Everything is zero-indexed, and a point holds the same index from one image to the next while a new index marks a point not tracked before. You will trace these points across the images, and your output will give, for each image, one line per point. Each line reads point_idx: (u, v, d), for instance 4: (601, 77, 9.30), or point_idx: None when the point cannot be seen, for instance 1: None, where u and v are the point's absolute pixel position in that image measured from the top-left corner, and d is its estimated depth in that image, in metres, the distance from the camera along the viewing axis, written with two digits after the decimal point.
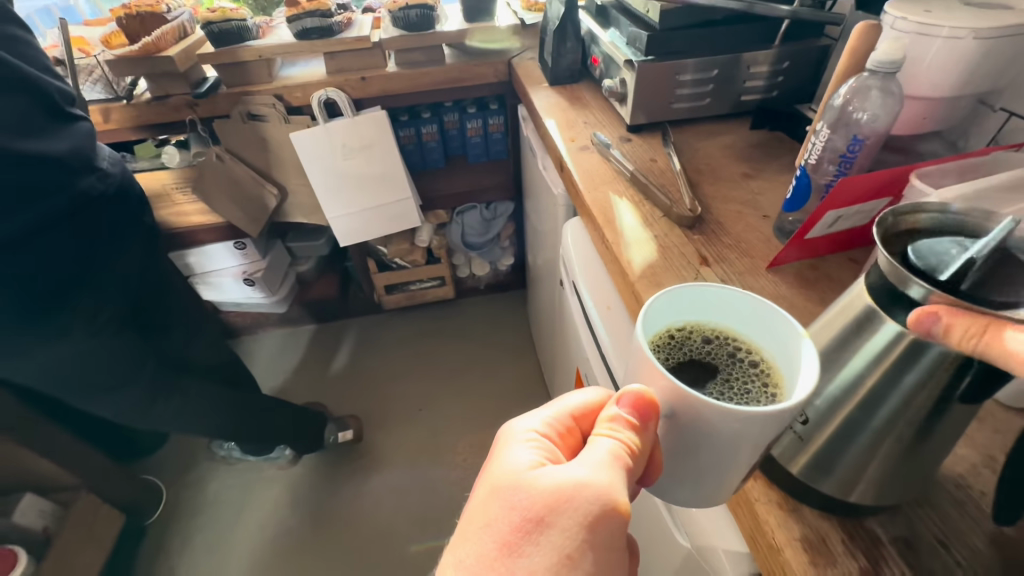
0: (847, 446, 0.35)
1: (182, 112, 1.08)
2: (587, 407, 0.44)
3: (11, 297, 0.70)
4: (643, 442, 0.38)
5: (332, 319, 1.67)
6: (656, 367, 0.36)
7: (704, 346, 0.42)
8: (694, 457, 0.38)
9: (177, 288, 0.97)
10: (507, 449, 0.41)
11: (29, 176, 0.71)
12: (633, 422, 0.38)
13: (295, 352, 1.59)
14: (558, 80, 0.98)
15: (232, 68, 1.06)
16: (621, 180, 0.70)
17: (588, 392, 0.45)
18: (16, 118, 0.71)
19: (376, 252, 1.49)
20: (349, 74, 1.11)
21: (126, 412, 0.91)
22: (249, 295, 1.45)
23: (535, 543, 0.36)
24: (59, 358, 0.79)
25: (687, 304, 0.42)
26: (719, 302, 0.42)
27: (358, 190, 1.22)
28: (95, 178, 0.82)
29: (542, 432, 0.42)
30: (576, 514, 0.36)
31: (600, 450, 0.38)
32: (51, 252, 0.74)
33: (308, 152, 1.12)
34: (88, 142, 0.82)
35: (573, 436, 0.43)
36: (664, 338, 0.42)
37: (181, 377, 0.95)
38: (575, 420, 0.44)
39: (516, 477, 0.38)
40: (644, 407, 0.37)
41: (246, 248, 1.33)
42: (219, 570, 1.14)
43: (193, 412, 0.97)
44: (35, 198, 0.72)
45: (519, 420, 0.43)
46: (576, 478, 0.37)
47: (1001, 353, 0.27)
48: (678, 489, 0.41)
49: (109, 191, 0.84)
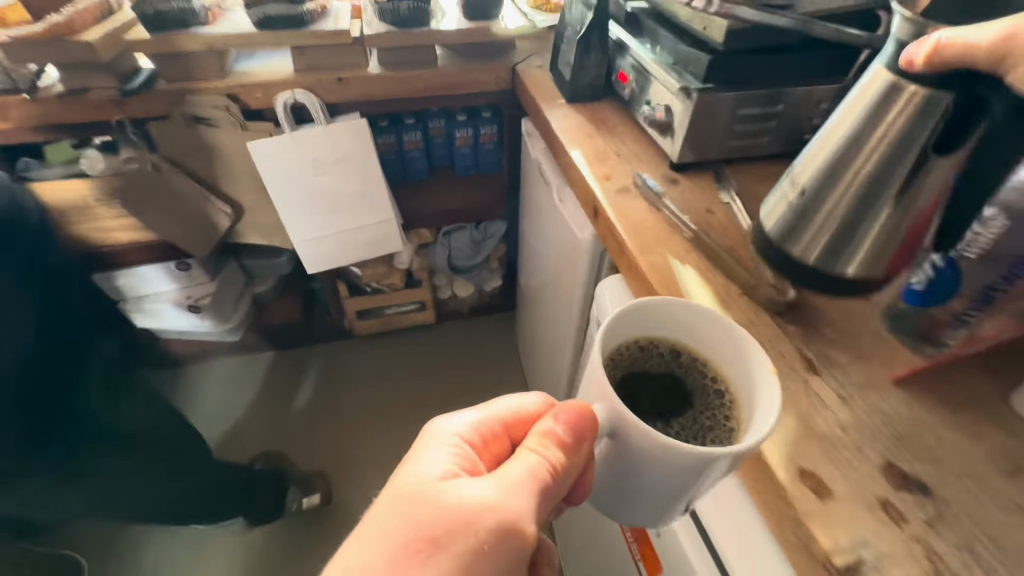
0: (861, 222, 0.43)
1: (106, 110, 0.86)
2: (521, 414, 0.42)
3: None
4: (568, 464, 0.38)
5: (292, 346, 1.47)
6: (604, 386, 0.36)
7: (666, 359, 0.41)
8: (637, 479, 0.37)
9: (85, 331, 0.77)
10: (424, 452, 0.39)
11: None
12: (564, 442, 0.37)
13: (250, 386, 1.38)
14: (576, 97, 0.83)
15: (172, 59, 0.85)
16: (680, 238, 0.57)
17: (525, 397, 0.43)
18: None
19: (348, 275, 1.30)
20: (323, 73, 0.92)
21: (24, 503, 0.71)
22: (193, 323, 1.24)
23: (423, 565, 0.34)
24: None
25: (657, 319, 0.41)
26: (684, 320, 0.41)
27: (330, 211, 1.03)
28: None
29: (465, 437, 0.40)
30: (473, 540, 0.35)
31: (518, 473, 0.37)
32: None
33: (269, 164, 0.93)
34: None
35: (499, 444, 0.42)
36: (627, 351, 0.41)
37: (98, 455, 0.75)
38: (505, 426, 0.42)
39: (423, 486, 0.37)
40: (579, 428, 0.37)
41: (190, 269, 1.14)
42: None
43: (115, 493, 0.79)
44: None
45: (450, 420, 0.42)
46: (482, 499, 0.36)
47: (953, 51, 0.34)
48: (609, 502, 0.41)
49: None
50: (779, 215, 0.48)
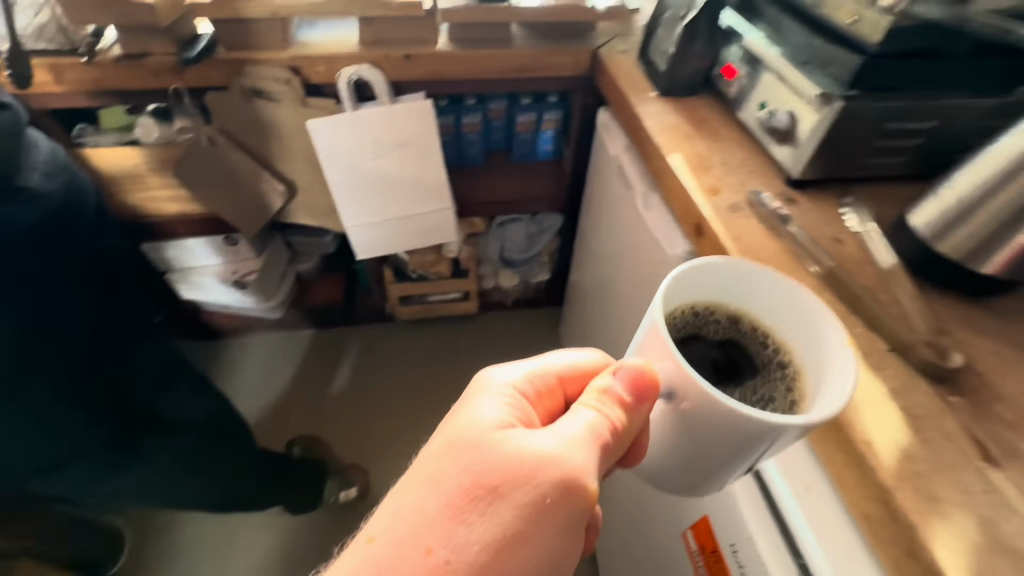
0: (1008, 234, 0.43)
1: (164, 78, 0.81)
2: (576, 371, 0.40)
3: None
4: (630, 423, 0.36)
5: (331, 325, 1.44)
6: (667, 345, 0.34)
7: (724, 326, 0.40)
8: (698, 444, 0.36)
9: (142, 319, 0.74)
10: (477, 399, 0.37)
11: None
12: (625, 401, 0.35)
13: (289, 364, 1.37)
14: (671, 91, 0.74)
15: (235, 26, 0.79)
16: (806, 274, 0.49)
17: (579, 354, 0.41)
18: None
19: (395, 261, 1.26)
20: (390, 48, 0.85)
21: (70, 486, 0.68)
22: (239, 299, 1.22)
23: (481, 514, 0.32)
24: None
25: (717, 282, 0.39)
26: (748, 283, 0.39)
27: (385, 196, 0.98)
28: (23, 201, 0.56)
29: (520, 389, 0.38)
30: (534, 491, 0.32)
31: (578, 426, 0.35)
32: None
33: (329, 145, 0.88)
34: (10, 145, 0.56)
35: (552, 399, 0.39)
36: (687, 314, 0.39)
37: (146, 442, 0.72)
38: (559, 383, 0.40)
39: (479, 432, 0.34)
40: (642, 386, 0.35)
41: (237, 243, 1.12)
42: None
43: (159, 482, 0.76)
44: None
45: (502, 371, 0.39)
46: (543, 450, 0.34)
47: None
48: (659, 466, 0.40)
49: (44, 218, 0.58)
50: (930, 214, 0.47)
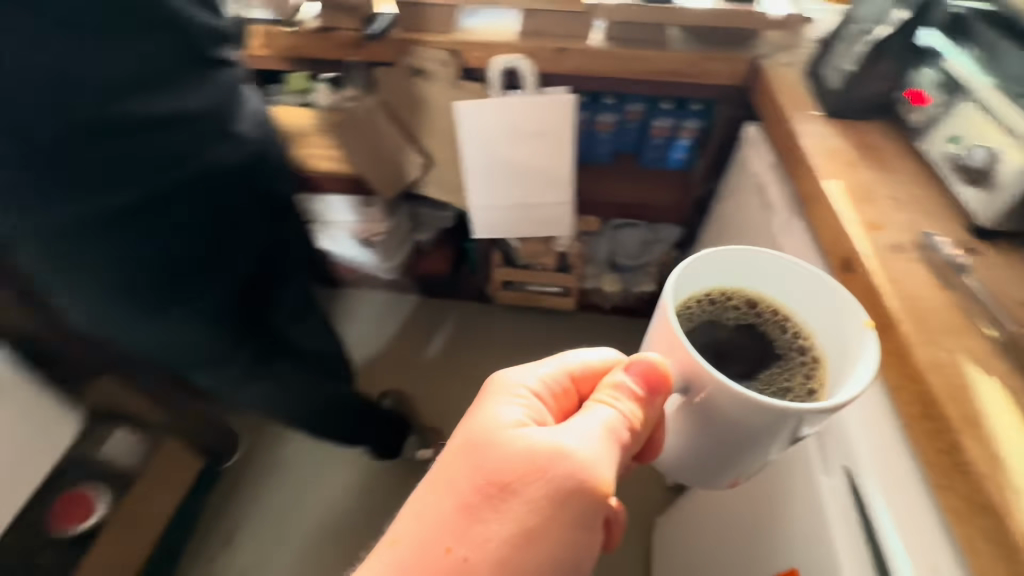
0: None
1: (346, 50, 0.91)
2: (593, 370, 0.42)
3: (108, 274, 0.59)
4: (644, 417, 0.38)
5: (435, 297, 1.54)
6: (677, 340, 0.36)
7: (743, 310, 0.42)
8: (717, 438, 0.38)
9: (295, 255, 0.84)
10: (489, 400, 0.39)
11: (142, 139, 0.56)
12: (638, 395, 0.38)
13: (393, 323, 1.48)
14: (840, 112, 0.67)
15: (413, 10, 0.87)
16: (977, 338, 0.43)
17: (594, 354, 0.42)
18: (135, 48, 0.53)
19: (505, 246, 1.31)
20: (546, 40, 0.87)
21: (220, 383, 0.80)
22: (364, 255, 1.34)
23: (496, 510, 0.35)
24: (156, 337, 0.68)
25: (734, 267, 0.41)
26: (768, 269, 0.41)
27: (511, 182, 1.02)
28: (228, 146, 0.64)
29: (534, 390, 0.40)
30: (546, 485, 0.35)
31: (590, 421, 0.37)
32: (161, 229, 0.60)
33: (471, 126, 0.93)
34: (229, 96, 0.64)
35: (569, 398, 0.41)
36: (705, 298, 0.41)
37: (279, 360, 0.83)
38: (575, 382, 0.42)
39: (492, 434, 0.37)
40: (656, 380, 0.37)
41: (371, 206, 1.23)
42: (276, 545, 1.08)
43: (281, 400, 0.86)
44: (151, 163, 0.57)
45: (513, 374, 0.41)
46: (554, 445, 0.36)
47: None
48: (679, 460, 0.43)
49: (242, 163, 0.66)
50: None
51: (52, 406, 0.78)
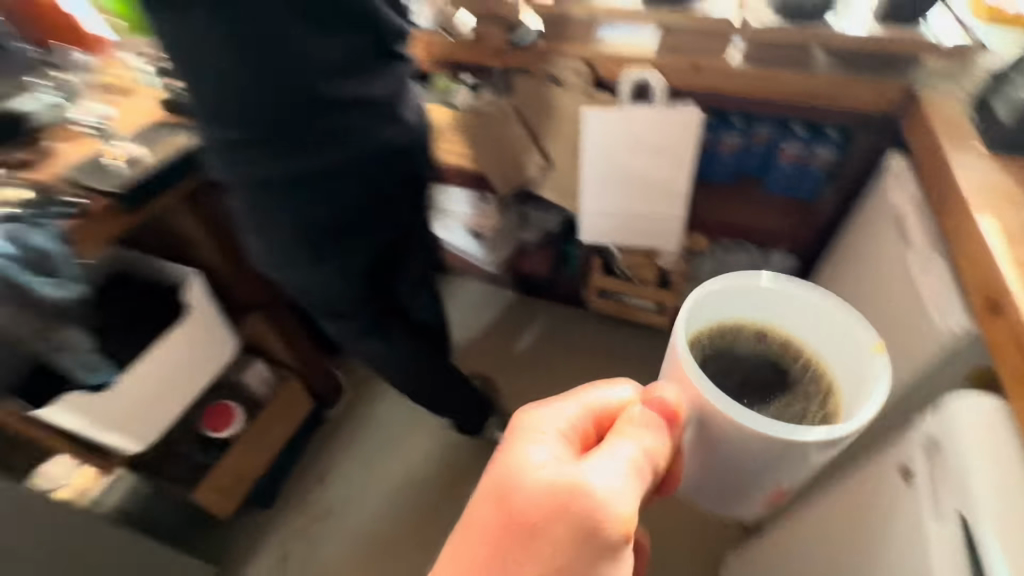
0: None
1: (489, 57, 1.00)
2: (609, 409, 0.49)
3: (281, 227, 0.67)
4: (661, 448, 0.46)
5: (530, 296, 1.59)
6: (692, 379, 0.48)
7: (754, 336, 0.57)
8: (730, 452, 0.51)
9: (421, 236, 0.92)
10: (519, 446, 0.45)
11: (340, 121, 0.62)
12: (654, 427, 0.46)
13: (488, 314, 1.57)
14: (1009, 147, 0.63)
15: (557, 23, 0.94)
16: None
17: (610, 394, 0.50)
18: (345, 39, 0.60)
19: (608, 254, 1.34)
20: (681, 56, 0.89)
21: (344, 332, 0.91)
22: (471, 246, 1.46)
23: (527, 547, 0.41)
24: (304, 286, 0.77)
25: (742, 306, 0.56)
26: (771, 305, 0.56)
27: (626, 192, 1.06)
28: (398, 131, 0.69)
29: (559, 433, 0.47)
30: (573, 520, 0.41)
31: (615, 458, 0.44)
32: (331, 197, 0.66)
33: (595, 134, 0.98)
34: (402, 87, 0.69)
35: (590, 435, 0.49)
36: (723, 329, 0.56)
37: (393, 324, 0.92)
38: (596, 420, 0.49)
39: (522, 479, 0.43)
40: (668, 413, 0.47)
41: (487, 202, 1.35)
42: (360, 492, 1.19)
43: (390, 359, 0.97)
44: (336, 139, 0.63)
45: (541, 418, 0.48)
46: (578, 485, 0.42)
47: None
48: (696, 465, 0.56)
49: (406, 149, 0.71)
50: None
51: (221, 325, 0.86)
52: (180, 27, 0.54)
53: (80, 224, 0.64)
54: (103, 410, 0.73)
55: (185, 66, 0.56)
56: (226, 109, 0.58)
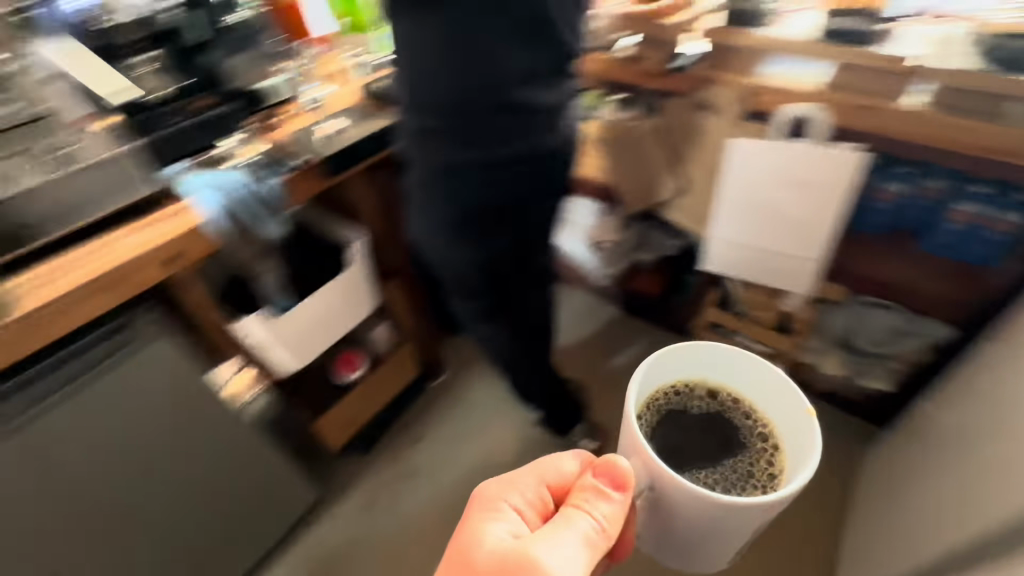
0: None
1: (643, 79, 1.04)
2: (563, 481, 0.54)
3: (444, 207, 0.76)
4: (612, 515, 0.50)
5: (636, 316, 1.60)
6: (643, 448, 0.51)
7: (703, 395, 0.62)
8: (684, 516, 0.53)
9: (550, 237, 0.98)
10: (476, 521, 0.51)
11: (509, 124, 0.68)
12: (605, 494, 0.50)
13: (589, 325, 1.60)
14: None
15: (720, 52, 0.96)
16: None
17: (564, 466, 0.55)
18: (531, 51, 0.65)
19: (725, 289, 1.31)
20: (851, 95, 0.86)
21: (468, 312, 1.00)
22: (587, 259, 1.46)
23: None
24: (448, 263, 0.85)
25: (691, 366, 0.61)
26: (718, 366, 0.60)
27: (763, 225, 1.04)
28: (555, 138, 0.74)
29: (517, 507, 0.52)
30: None
31: (562, 541, 0.48)
32: (488, 188, 0.73)
33: (741, 163, 0.98)
34: (568, 99, 0.74)
35: (548, 506, 0.53)
36: (677, 386, 0.61)
37: (510, 314, 0.98)
38: (553, 492, 0.54)
39: (481, 551, 0.48)
40: (618, 482, 0.50)
41: (609, 215, 1.39)
42: (446, 461, 1.29)
43: (500, 344, 1.04)
44: (504, 138, 0.69)
45: (499, 494, 0.53)
46: (532, 553, 0.47)
47: None
48: (661, 530, 0.58)
49: (557, 153, 0.76)
50: None
51: (371, 289, 1.01)
52: (416, 28, 0.64)
53: (297, 176, 0.77)
54: (280, 333, 0.86)
55: (409, 58, 0.66)
56: (428, 98, 0.67)
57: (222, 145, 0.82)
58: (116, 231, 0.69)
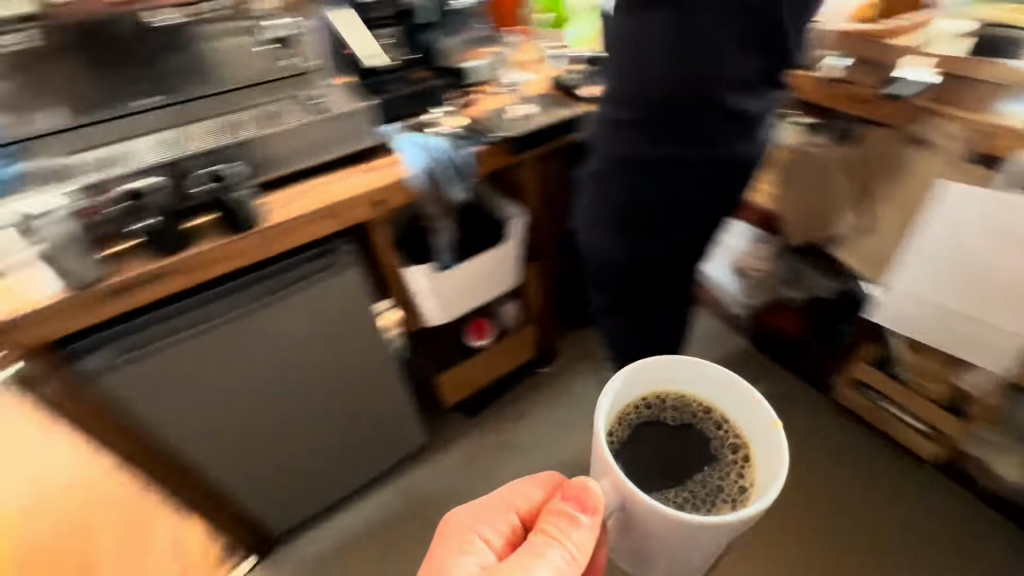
0: None
1: (845, 103, 0.95)
2: (533, 505, 0.53)
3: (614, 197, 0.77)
4: (582, 539, 0.47)
5: (765, 354, 1.49)
6: (611, 467, 0.46)
7: (676, 406, 0.54)
8: (652, 539, 0.48)
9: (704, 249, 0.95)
10: (443, 548, 0.52)
11: (708, 125, 0.68)
12: (573, 518, 0.47)
13: (712, 350, 1.52)
14: None
15: (956, 84, 0.84)
16: None
17: (535, 489, 0.54)
18: (750, 57, 0.65)
19: (886, 347, 1.18)
20: None
21: (600, 309, 1.00)
22: (727, 283, 1.41)
23: None
24: (600, 255, 0.86)
25: (661, 375, 0.54)
26: (690, 373, 0.53)
27: (959, 285, 0.92)
28: (748, 147, 0.73)
29: (488, 536, 0.52)
30: None
31: None
32: (668, 185, 0.73)
33: (951, 212, 0.88)
34: (769, 110, 0.72)
35: (519, 532, 0.52)
36: (647, 397, 0.54)
37: (647, 318, 0.97)
38: (524, 517, 0.53)
39: None
40: (586, 504, 0.47)
41: (766, 243, 1.31)
42: (542, 446, 1.33)
43: (627, 348, 1.03)
44: (699, 138, 0.69)
45: (469, 524, 0.53)
46: None
47: None
48: (632, 557, 0.53)
49: (744, 163, 0.74)
50: None
51: (517, 267, 1.08)
52: (636, 23, 0.66)
53: (487, 150, 0.85)
54: (439, 288, 0.96)
55: (620, 54, 0.68)
56: (631, 92, 0.68)
57: (430, 113, 0.91)
58: (342, 172, 0.80)
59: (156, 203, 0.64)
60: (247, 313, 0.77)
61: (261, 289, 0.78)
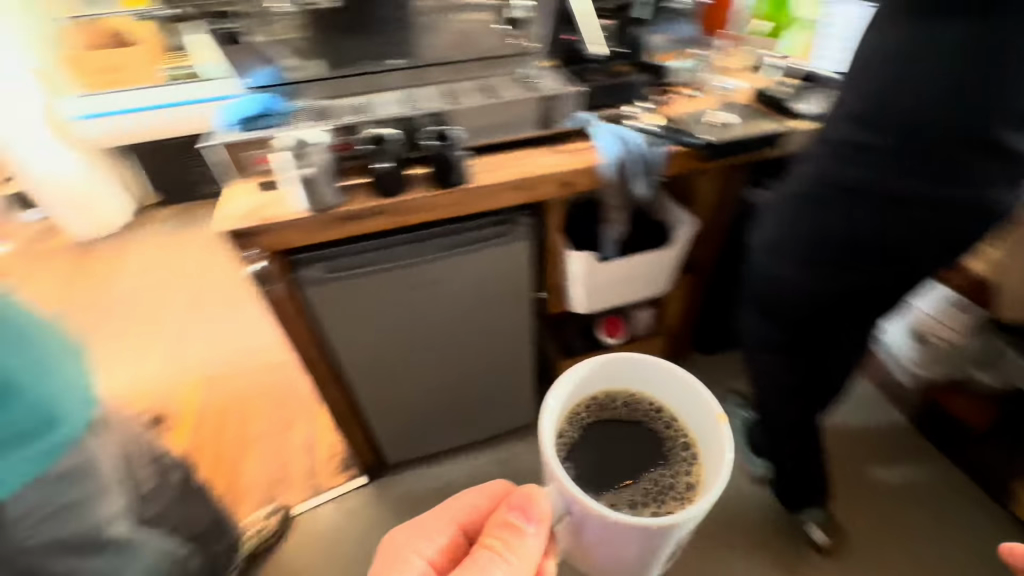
0: None
1: None
2: (478, 513, 0.60)
3: (823, 221, 0.71)
4: (529, 545, 0.55)
5: (927, 435, 1.28)
6: (564, 480, 0.59)
7: (629, 403, 0.75)
8: (607, 535, 0.63)
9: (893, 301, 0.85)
10: (383, 567, 0.58)
11: (963, 165, 0.62)
12: (517, 527, 0.55)
13: (862, 413, 1.34)
14: None
15: None
16: None
17: (479, 497, 0.61)
18: None
19: None
20: None
21: (751, 338, 0.92)
22: (899, 346, 1.25)
23: None
24: (779, 280, 0.79)
25: (615, 377, 0.74)
26: (644, 376, 0.73)
27: None
28: (998, 198, 0.65)
29: (434, 549, 0.58)
30: None
31: None
32: (892, 221, 0.67)
33: None
34: None
35: (460, 542, 0.60)
36: (598, 397, 0.74)
37: (807, 360, 0.88)
38: (466, 528, 0.60)
39: None
40: (528, 512, 0.56)
41: (964, 311, 1.09)
42: None
43: (773, 386, 0.94)
44: (950, 176, 0.63)
45: (410, 541, 0.59)
46: None
47: None
48: (590, 546, 0.69)
49: (987, 215, 0.67)
50: None
51: (670, 275, 1.06)
52: (908, 40, 0.60)
53: (681, 152, 0.85)
54: (594, 278, 0.97)
55: (880, 70, 0.63)
56: (882, 113, 0.63)
57: (627, 107, 0.92)
58: (537, 149, 0.84)
59: (393, 150, 0.74)
60: (433, 261, 0.86)
61: (447, 243, 0.86)
